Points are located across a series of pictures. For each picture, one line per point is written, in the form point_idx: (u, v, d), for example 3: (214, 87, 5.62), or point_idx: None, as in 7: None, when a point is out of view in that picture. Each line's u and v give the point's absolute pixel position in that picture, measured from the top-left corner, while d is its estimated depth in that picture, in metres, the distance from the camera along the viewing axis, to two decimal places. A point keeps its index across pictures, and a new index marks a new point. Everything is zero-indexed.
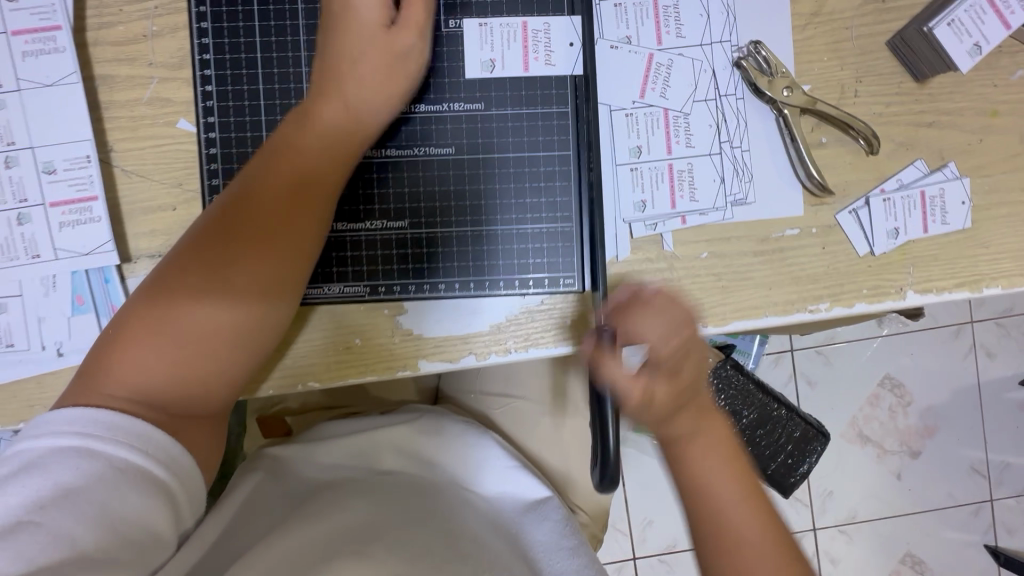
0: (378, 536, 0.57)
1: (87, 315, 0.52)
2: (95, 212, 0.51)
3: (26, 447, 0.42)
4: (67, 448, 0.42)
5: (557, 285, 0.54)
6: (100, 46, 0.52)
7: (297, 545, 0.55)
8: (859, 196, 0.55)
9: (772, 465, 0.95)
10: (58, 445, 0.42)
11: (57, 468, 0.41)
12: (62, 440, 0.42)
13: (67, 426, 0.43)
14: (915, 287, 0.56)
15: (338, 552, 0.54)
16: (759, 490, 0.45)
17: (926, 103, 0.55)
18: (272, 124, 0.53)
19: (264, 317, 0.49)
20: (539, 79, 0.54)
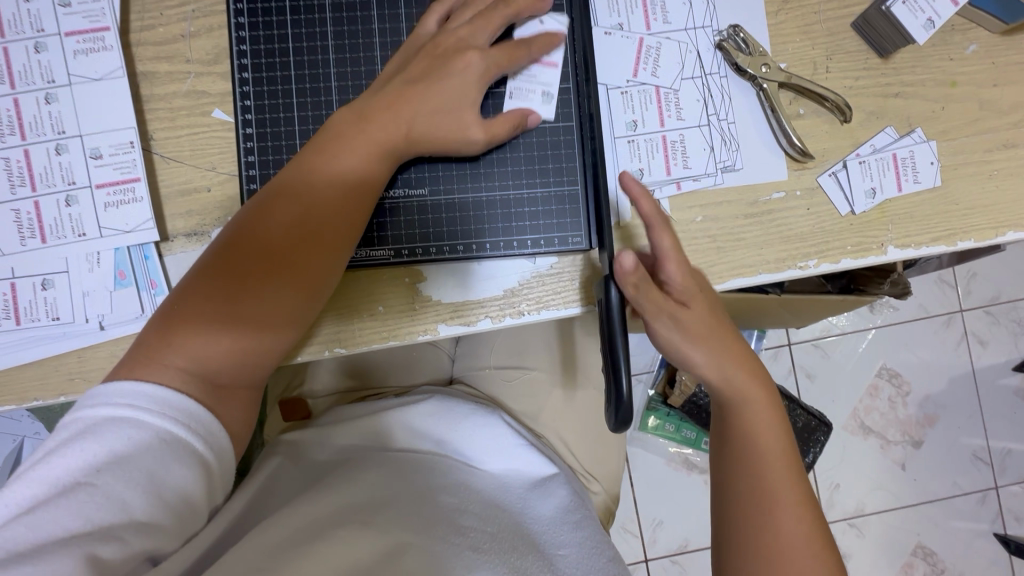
0: (387, 506, 0.60)
1: (129, 289, 0.55)
2: (137, 192, 0.55)
3: (83, 414, 0.45)
4: (118, 417, 0.45)
5: (566, 245, 0.58)
6: (142, 46, 0.57)
7: (315, 511, 0.57)
8: (837, 160, 0.60)
9: None
10: (112, 414, 0.45)
11: (109, 437, 0.44)
12: (116, 409, 0.46)
13: (119, 398, 0.46)
14: (895, 243, 0.61)
15: (350, 519, 0.56)
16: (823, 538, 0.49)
17: (891, 77, 0.61)
18: (303, 105, 0.58)
19: (307, 300, 0.53)
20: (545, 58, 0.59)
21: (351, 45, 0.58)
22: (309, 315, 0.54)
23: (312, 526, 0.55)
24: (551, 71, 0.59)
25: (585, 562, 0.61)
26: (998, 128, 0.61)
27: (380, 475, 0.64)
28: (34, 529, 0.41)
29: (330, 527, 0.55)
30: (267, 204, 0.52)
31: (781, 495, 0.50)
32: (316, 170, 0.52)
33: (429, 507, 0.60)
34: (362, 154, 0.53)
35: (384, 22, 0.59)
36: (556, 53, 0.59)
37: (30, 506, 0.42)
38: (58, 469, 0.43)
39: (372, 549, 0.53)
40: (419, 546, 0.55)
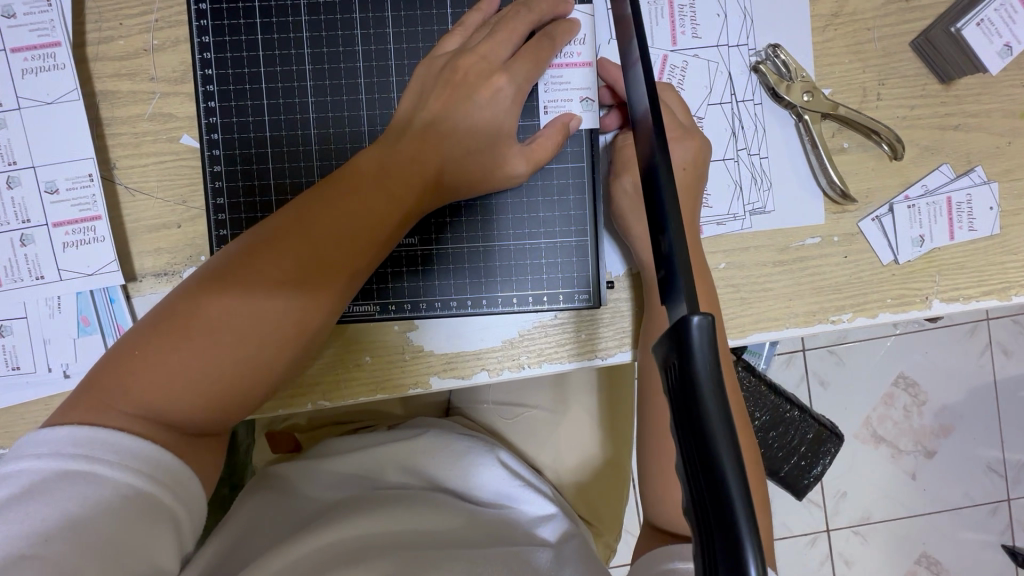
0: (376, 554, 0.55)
1: (94, 336, 0.51)
2: (98, 231, 0.50)
3: (24, 468, 0.38)
4: (71, 470, 0.39)
5: (572, 301, 0.53)
6: (101, 61, 0.51)
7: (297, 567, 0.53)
8: (883, 203, 0.53)
9: (786, 468, 1.20)
10: (62, 466, 0.38)
11: (61, 495, 0.38)
12: (67, 460, 0.39)
13: (69, 446, 0.39)
14: (941, 295, 0.54)
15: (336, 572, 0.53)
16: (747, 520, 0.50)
17: (953, 106, 0.53)
18: (277, 139, 0.52)
19: (291, 344, 0.44)
20: (551, 82, 0.52)
21: (331, 69, 0.52)
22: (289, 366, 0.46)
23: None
24: (581, 72, 0.52)
25: None
26: None
27: (370, 516, 0.59)
28: None
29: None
30: (260, 233, 0.45)
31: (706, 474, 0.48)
32: (322, 195, 0.45)
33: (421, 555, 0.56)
34: (374, 190, 0.45)
35: (369, 43, 0.52)
36: (581, 48, 0.52)
37: None
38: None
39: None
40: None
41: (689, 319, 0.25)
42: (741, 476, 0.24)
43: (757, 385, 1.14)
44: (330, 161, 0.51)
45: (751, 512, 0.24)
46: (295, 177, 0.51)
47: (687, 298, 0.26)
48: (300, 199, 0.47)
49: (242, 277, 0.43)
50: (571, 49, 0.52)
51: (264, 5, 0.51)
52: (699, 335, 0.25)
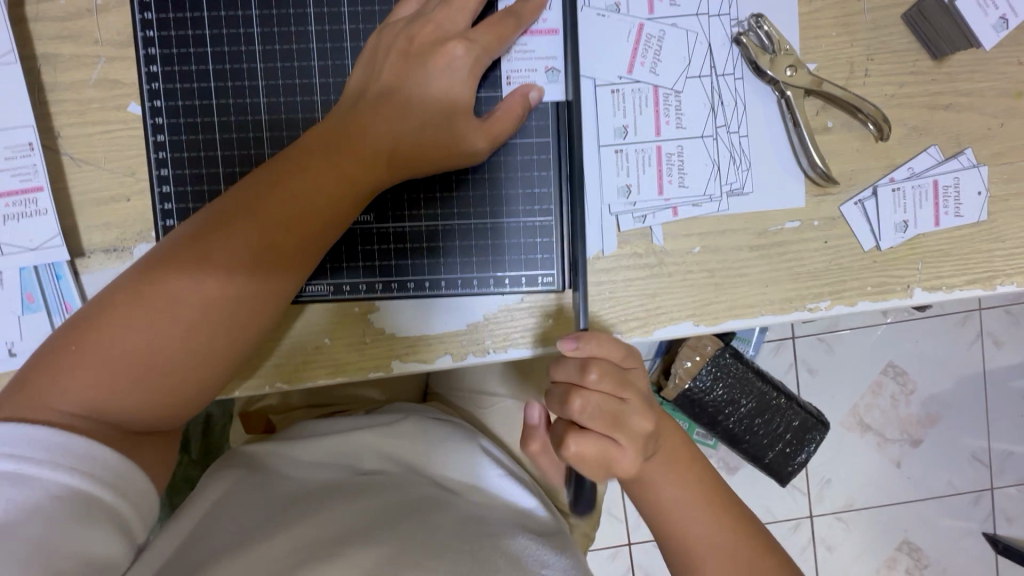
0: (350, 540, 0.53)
1: (39, 313, 0.49)
2: (40, 204, 0.48)
3: None
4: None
5: (535, 284, 0.51)
6: (40, 22, 0.48)
7: (257, 557, 0.51)
8: (866, 186, 0.51)
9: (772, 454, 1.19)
10: None
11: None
12: None
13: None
14: (923, 284, 0.52)
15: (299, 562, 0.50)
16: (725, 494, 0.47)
17: (944, 84, 0.50)
18: (224, 108, 0.49)
19: (237, 335, 0.44)
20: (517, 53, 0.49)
21: (281, 33, 0.49)
22: (238, 356, 0.45)
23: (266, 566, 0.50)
24: (547, 38, 0.49)
25: None
26: None
27: (347, 505, 0.58)
28: None
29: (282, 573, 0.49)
30: (203, 221, 0.43)
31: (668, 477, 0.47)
32: (268, 180, 0.44)
33: (397, 540, 0.53)
34: (323, 172, 0.44)
35: (321, 5, 0.49)
36: (549, 14, 0.49)
37: None
38: None
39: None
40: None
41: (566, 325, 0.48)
42: None
43: (745, 372, 1.11)
44: (280, 132, 0.49)
45: None
46: (244, 149, 0.49)
47: None
48: (246, 180, 0.45)
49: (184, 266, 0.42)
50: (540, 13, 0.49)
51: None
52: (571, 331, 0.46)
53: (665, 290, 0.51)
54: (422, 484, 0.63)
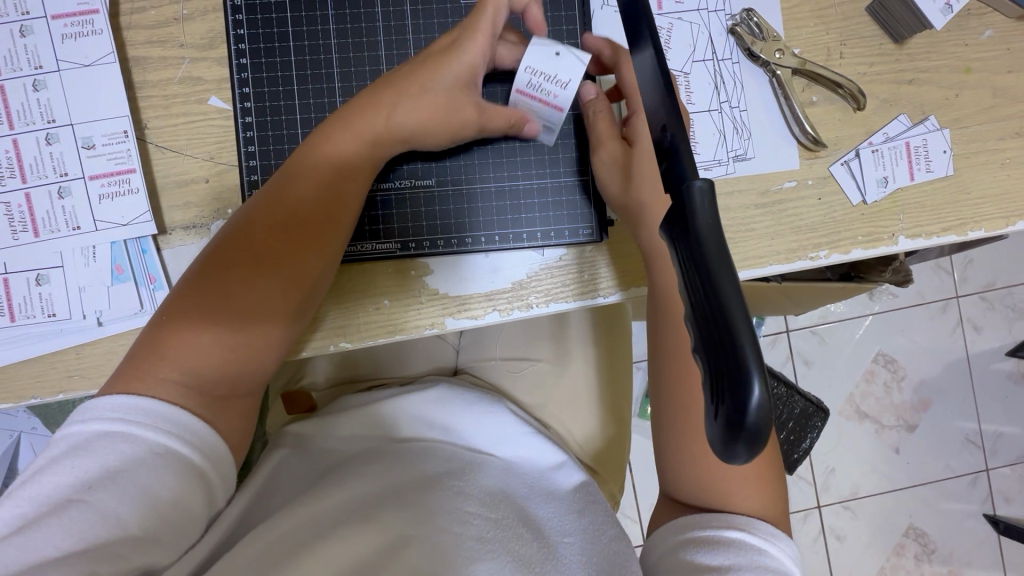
0: (393, 497, 0.57)
1: (127, 283, 0.54)
2: (133, 183, 0.53)
3: (76, 429, 0.43)
4: (111, 431, 0.42)
5: (577, 236, 0.58)
6: (133, 29, 0.55)
7: (319, 511, 0.54)
8: (850, 149, 0.59)
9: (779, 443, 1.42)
10: (104, 427, 0.43)
11: (104, 451, 0.42)
12: (108, 423, 0.43)
13: (113, 411, 0.43)
14: (906, 233, 0.60)
15: (353, 517, 0.54)
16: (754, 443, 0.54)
17: (906, 63, 0.60)
18: (305, 94, 0.56)
19: (299, 295, 0.50)
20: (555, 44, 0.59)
21: (353, 29, 0.56)
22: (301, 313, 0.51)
23: (323, 522, 0.53)
24: (553, 112, 0.55)
25: (590, 553, 0.57)
26: (1010, 116, 0.60)
27: (392, 467, 0.61)
28: (27, 549, 0.38)
29: (331, 527, 0.53)
30: (258, 208, 0.50)
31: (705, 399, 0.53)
32: (308, 164, 0.51)
33: (436, 492, 0.58)
34: (351, 143, 0.51)
35: (388, 5, 0.56)
36: (559, 90, 0.53)
37: (23, 525, 0.39)
38: (49, 486, 0.41)
39: (373, 545, 0.52)
40: (422, 540, 0.53)
41: (691, 186, 0.30)
42: (745, 316, 0.27)
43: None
44: None
45: (757, 346, 0.26)
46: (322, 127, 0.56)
47: (691, 173, 0.31)
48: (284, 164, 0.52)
49: (246, 243, 0.49)
50: (550, 89, 0.53)
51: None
52: (699, 196, 0.30)
53: None
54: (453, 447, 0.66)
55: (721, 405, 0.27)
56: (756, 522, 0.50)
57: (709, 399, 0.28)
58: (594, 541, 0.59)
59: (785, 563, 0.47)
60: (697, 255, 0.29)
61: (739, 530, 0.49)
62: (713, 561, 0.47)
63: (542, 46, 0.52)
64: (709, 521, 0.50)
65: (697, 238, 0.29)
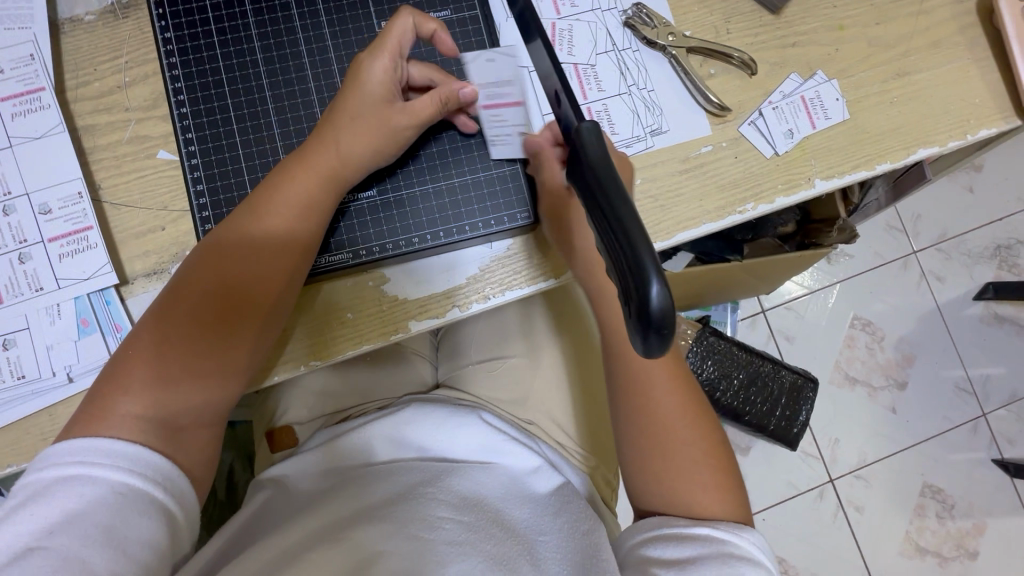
0: (364, 515, 0.58)
1: (94, 335, 0.55)
2: (91, 239, 0.56)
3: (34, 477, 0.43)
4: (69, 475, 0.43)
5: (514, 220, 0.61)
6: (80, 102, 0.59)
7: (294, 536, 0.57)
8: (753, 110, 0.65)
9: (778, 423, 1.44)
10: (62, 472, 0.43)
11: (60, 495, 0.42)
12: (64, 467, 0.43)
13: (67, 455, 0.44)
14: (820, 175, 0.65)
15: (326, 537, 0.56)
16: (714, 456, 0.56)
17: (787, 29, 0.67)
18: (244, 129, 0.58)
19: (258, 330, 0.52)
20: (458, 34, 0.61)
21: (280, 58, 0.58)
22: (260, 347, 0.53)
23: (297, 546, 0.55)
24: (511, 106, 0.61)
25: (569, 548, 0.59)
26: (888, 61, 0.67)
27: (369, 489, 0.62)
28: None
29: (303, 550, 0.55)
30: (213, 245, 0.52)
31: (662, 408, 0.56)
32: (259, 200, 0.53)
33: (409, 503, 0.59)
34: (293, 178, 0.53)
35: (308, 31, 0.59)
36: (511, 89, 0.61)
37: None
38: (9, 535, 0.41)
39: (344, 562, 0.53)
40: (393, 552, 0.54)
41: (580, 129, 0.35)
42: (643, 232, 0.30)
43: (729, 348, 1.40)
44: (292, 140, 0.58)
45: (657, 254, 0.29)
46: (263, 158, 0.57)
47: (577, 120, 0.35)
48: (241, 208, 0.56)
49: (202, 283, 0.50)
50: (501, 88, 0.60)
51: (217, 15, 0.59)
52: (587, 135, 0.34)
53: None
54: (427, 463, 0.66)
55: (630, 307, 0.30)
56: (724, 521, 0.52)
57: (624, 308, 0.31)
58: (570, 538, 0.60)
59: (753, 553, 0.50)
60: (594, 187, 0.33)
61: (705, 526, 0.51)
62: (682, 553, 0.50)
63: (475, 60, 0.60)
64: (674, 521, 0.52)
65: (589, 170, 0.33)
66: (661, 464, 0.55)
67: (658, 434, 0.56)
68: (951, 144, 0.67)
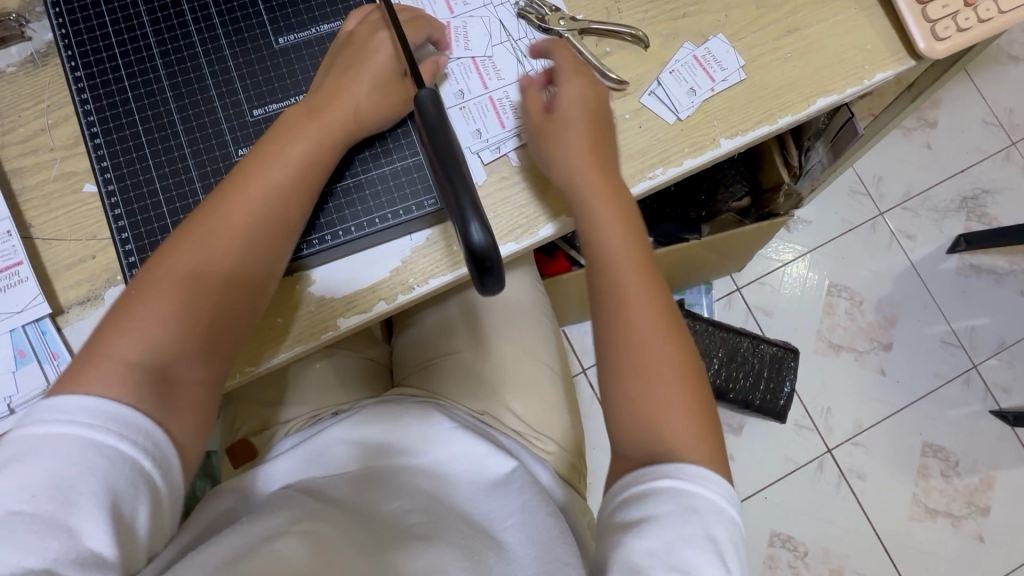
0: (326, 514, 0.58)
1: (31, 365, 0.57)
2: (22, 274, 0.58)
3: (25, 433, 0.42)
4: (60, 436, 0.42)
5: (424, 209, 0.62)
6: (6, 148, 0.62)
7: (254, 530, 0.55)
8: (652, 81, 0.67)
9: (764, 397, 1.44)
10: (54, 430, 0.42)
11: (53, 457, 0.41)
12: (58, 425, 0.42)
13: (61, 413, 0.43)
14: (725, 135, 0.67)
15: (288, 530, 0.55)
16: (692, 394, 0.55)
17: (675, 2, 0.70)
18: (156, 151, 0.60)
19: (261, 270, 0.53)
20: None
21: (184, 82, 0.61)
22: (265, 288, 0.54)
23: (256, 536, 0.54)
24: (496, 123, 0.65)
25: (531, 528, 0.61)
26: (778, 20, 0.70)
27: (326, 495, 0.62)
28: None
29: (268, 537, 0.54)
30: (218, 195, 0.53)
31: (647, 333, 0.56)
32: (271, 146, 0.55)
33: (371, 513, 0.61)
34: (304, 138, 0.55)
35: (208, 54, 0.62)
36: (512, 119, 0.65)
37: None
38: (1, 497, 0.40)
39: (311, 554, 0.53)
40: (358, 553, 0.55)
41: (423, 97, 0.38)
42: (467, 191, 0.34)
43: (706, 328, 1.42)
44: (202, 156, 0.60)
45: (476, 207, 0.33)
46: (176, 175, 0.60)
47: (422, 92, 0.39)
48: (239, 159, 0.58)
49: (206, 229, 0.52)
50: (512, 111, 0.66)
51: (123, 51, 0.62)
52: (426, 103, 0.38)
53: (536, 197, 0.64)
54: (403, 463, 0.67)
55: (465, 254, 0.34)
56: (685, 465, 0.50)
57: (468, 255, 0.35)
58: (534, 518, 0.62)
59: (716, 502, 0.49)
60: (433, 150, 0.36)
61: (669, 478, 0.50)
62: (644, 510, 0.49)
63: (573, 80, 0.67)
64: (642, 474, 0.51)
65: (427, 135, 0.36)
66: (635, 388, 0.55)
67: (636, 362, 0.55)
68: (849, 91, 0.69)
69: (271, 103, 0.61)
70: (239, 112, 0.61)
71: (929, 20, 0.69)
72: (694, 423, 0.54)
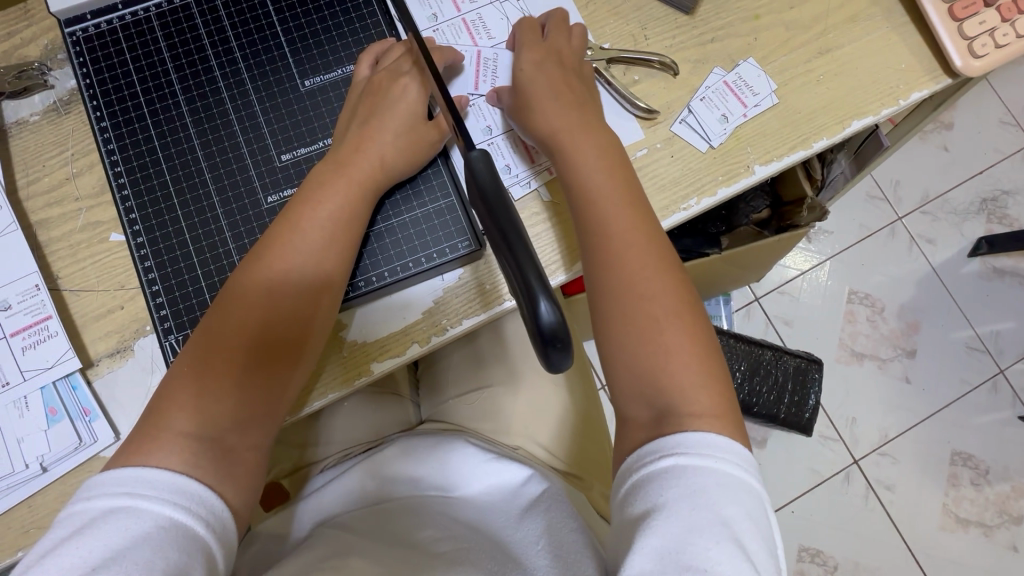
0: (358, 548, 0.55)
1: (62, 422, 0.56)
2: (51, 328, 0.57)
3: (77, 510, 0.41)
4: (114, 509, 0.41)
5: (456, 250, 0.61)
6: (32, 198, 0.62)
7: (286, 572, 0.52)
8: (682, 108, 0.66)
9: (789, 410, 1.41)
10: (107, 505, 0.41)
11: (105, 530, 0.40)
12: (111, 500, 0.41)
13: (113, 487, 0.42)
14: (759, 161, 0.65)
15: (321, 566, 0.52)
16: (717, 396, 0.50)
17: (703, 27, 0.68)
18: (184, 200, 0.59)
19: (301, 330, 0.52)
20: None
21: (211, 128, 0.61)
22: (308, 348, 0.53)
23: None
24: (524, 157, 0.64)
25: None
26: (808, 42, 0.68)
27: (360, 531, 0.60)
28: None
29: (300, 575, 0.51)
30: (255, 257, 0.53)
31: (670, 335, 0.51)
32: (303, 203, 0.54)
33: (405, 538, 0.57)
34: (336, 194, 0.54)
35: (235, 100, 0.61)
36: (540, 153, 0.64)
37: None
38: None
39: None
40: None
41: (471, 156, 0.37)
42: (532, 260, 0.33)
43: (728, 341, 1.39)
44: (231, 204, 0.59)
45: (542, 278, 0.32)
46: (205, 224, 0.59)
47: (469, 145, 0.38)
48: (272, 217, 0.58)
49: (247, 295, 0.51)
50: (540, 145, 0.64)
51: (149, 98, 0.62)
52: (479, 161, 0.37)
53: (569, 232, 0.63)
54: (436, 495, 0.65)
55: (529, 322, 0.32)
56: (684, 435, 0.46)
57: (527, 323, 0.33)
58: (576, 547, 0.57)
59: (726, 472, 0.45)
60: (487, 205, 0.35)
61: (669, 456, 0.45)
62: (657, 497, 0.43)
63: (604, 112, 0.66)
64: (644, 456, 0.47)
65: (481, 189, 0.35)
66: (654, 393, 0.50)
67: (659, 366, 0.51)
68: (884, 112, 0.67)
69: (299, 147, 0.60)
70: (267, 157, 0.60)
71: (964, 37, 0.67)
72: (696, 370, 0.50)
